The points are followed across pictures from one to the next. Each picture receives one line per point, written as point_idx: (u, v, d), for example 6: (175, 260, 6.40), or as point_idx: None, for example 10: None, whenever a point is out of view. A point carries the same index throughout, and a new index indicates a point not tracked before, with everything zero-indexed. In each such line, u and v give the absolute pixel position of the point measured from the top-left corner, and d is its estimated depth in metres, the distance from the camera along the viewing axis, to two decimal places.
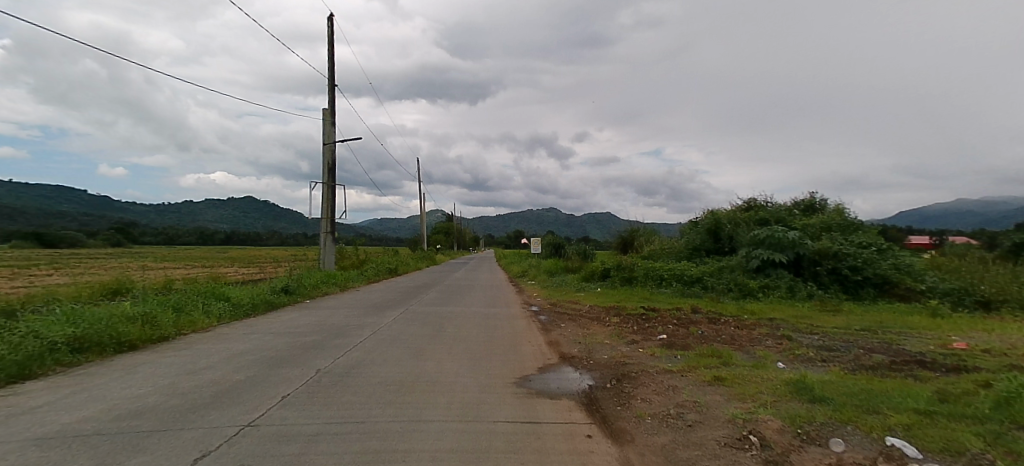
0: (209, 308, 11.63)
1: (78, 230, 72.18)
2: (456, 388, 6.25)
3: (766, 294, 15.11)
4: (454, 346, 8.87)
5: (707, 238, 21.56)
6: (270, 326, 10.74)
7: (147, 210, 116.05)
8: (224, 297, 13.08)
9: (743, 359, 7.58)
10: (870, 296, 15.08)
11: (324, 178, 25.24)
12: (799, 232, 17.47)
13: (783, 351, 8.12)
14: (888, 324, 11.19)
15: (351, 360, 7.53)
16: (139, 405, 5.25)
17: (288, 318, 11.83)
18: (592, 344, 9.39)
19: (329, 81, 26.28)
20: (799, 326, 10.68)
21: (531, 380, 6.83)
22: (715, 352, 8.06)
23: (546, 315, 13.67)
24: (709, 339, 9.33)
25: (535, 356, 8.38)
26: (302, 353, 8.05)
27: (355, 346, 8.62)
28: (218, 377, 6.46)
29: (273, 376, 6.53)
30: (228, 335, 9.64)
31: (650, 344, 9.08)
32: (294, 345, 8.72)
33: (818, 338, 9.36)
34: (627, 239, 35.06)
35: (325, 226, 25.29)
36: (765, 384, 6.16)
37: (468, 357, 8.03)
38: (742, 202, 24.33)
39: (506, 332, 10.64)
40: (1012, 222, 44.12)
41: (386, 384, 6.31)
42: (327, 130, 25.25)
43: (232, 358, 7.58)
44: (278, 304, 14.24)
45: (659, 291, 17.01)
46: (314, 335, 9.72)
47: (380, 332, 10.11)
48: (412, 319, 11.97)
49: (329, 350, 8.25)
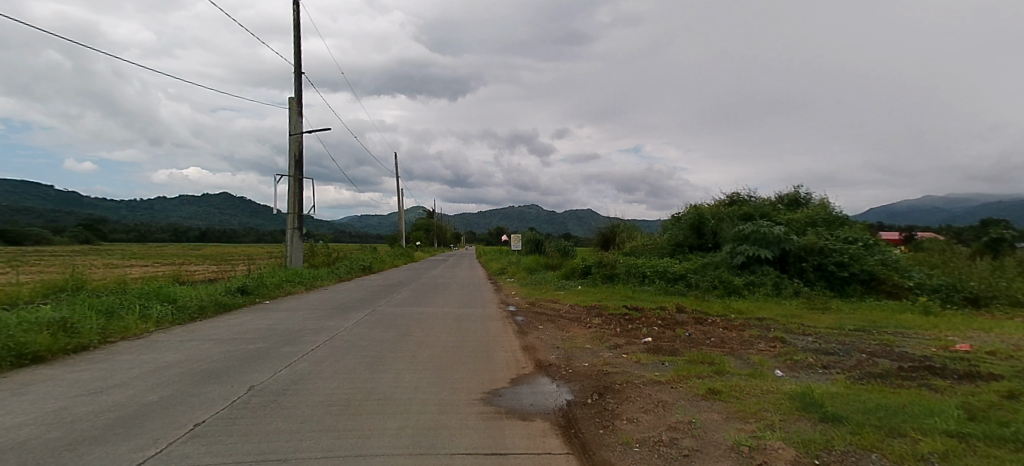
0: (147, 311, 10.39)
1: (39, 225, 68.52)
2: (412, 407, 5.34)
3: (751, 292, 14.57)
4: (417, 355, 7.92)
5: (690, 234, 20.99)
6: (212, 332, 9.56)
7: (114, 206, 111.40)
8: (168, 299, 11.76)
9: (737, 366, 6.82)
10: (857, 292, 14.66)
11: (290, 170, 23.88)
12: (784, 227, 17.03)
13: (778, 356, 7.42)
14: (882, 323, 10.66)
15: (295, 373, 6.53)
16: (4, 438, 4.15)
17: (237, 322, 10.69)
18: (571, 349, 8.56)
19: (295, 69, 24.95)
20: (792, 327, 10.03)
21: (500, 395, 5.93)
22: (707, 358, 7.30)
23: (523, 315, 12.84)
24: (697, 342, 8.62)
25: (507, 365, 7.48)
26: (241, 364, 7.02)
27: (304, 356, 7.58)
28: (125, 398, 5.36)
29: (193, 395, 5.49)
30: (161, 343, 8.48)
31: (635, 349, 8.30)
32: (234, 355, 7.62)
33: (813, 340, 8.70)
34: (607, 235, 34.53)
35: (292, 221, 23.93)
36: (766, 397, 5.37)
37: (432, 368, 7.11)
38: (725, 197, 23.91)
39: (477, 336, 9.71)
40: (977, 218, 45.34)
41: (330, 405, 5.34)
42: (293, 120, 23.87)
43: (153, 373, 6.45)
44: (232, 305, 13.02)
45: (642, 288, 16.35)
46: (260, 343, 8.61)
47: (337, 338, 9.09)
48: (376, 323, 10.96)
49: (272, 361, 7.21)
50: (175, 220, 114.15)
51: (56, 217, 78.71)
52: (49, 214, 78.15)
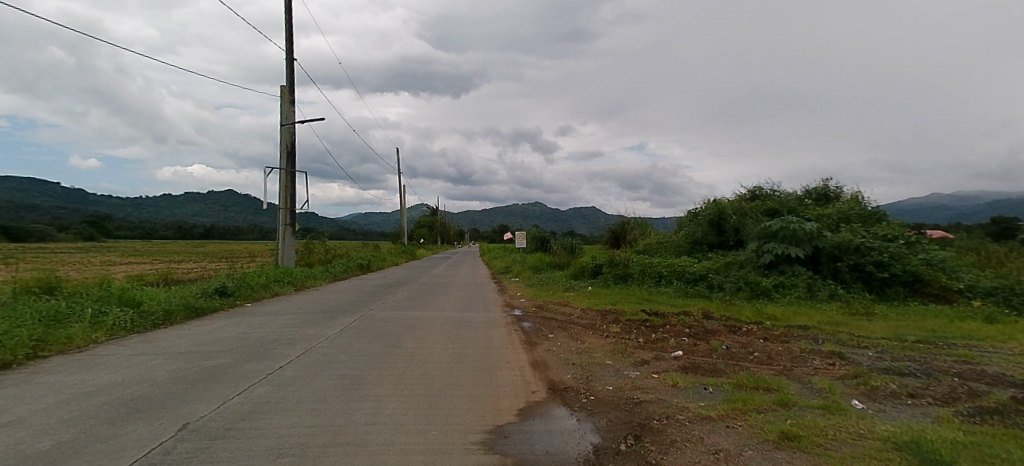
0: (102, 318, 9.07)
1: (42, 220, 68.06)
2: (388, 459, 3.96)
3: (781, 294, 13.20)
4: (406, 375, 6.56)
5: (709, 231, 19.59)
6: (171, 343, 8.25)
7: (118, 202, 110.69)
8: (131, 303, 10.45)
9: (803, 395, 5.42)
10: (900, 295, 13.21)
11: (282, 163, 22.61)
12: (815, 223, 15.64)
13: (847, 380, 6.07)
14: (944, 333, 9.24)
15: (248, 404, 5.16)
16: None
17: (205, 330, 9.36)
18: (589, 366, 7.21)
19: (289, 56, 23.74)
20: (844, 338, 8.62)
21: (506, 436, 4.57)
22: (762, 383, 5.90)
23: (530, 321, 11.47)
24: (739, 358, 7.28)
25: (514, 389, 6.10)
26: (187, 389, 5.68)
27: (267, 376, 6.25)
28: (9, 445, 4.00)
29: (100, 442, 4.11)
30: (105, 358, 7.13)
31: (667, 367, 6.95)
32: (184, 375, 6.27)
33: (877, 356, 7.34)
34: (617, 232, 33.12)
35: (285, 217, 22.56)
36: (865, 448, 3.97)
37: (420, 393, 5.75)
38: (746, 191, 22.44)
39: (477, 348, 8.37)
40: (993, 212, 44.02)
41: (278, 454, 3.99)
42: (286, 110, 22.58)
43: (70, 402, 5.11)
44: (206, 310, 11.70)
45: (659, 290, 14.99)
46: (222, 358, 7.28)
47: (314, 352, 7.77)
48: (363, 331, 9.63)
49: (227, 384, 5.87)
50: (178, 217, 113.52)
51: (62, 213, 78.09)
52: (56, 210, 77.49)
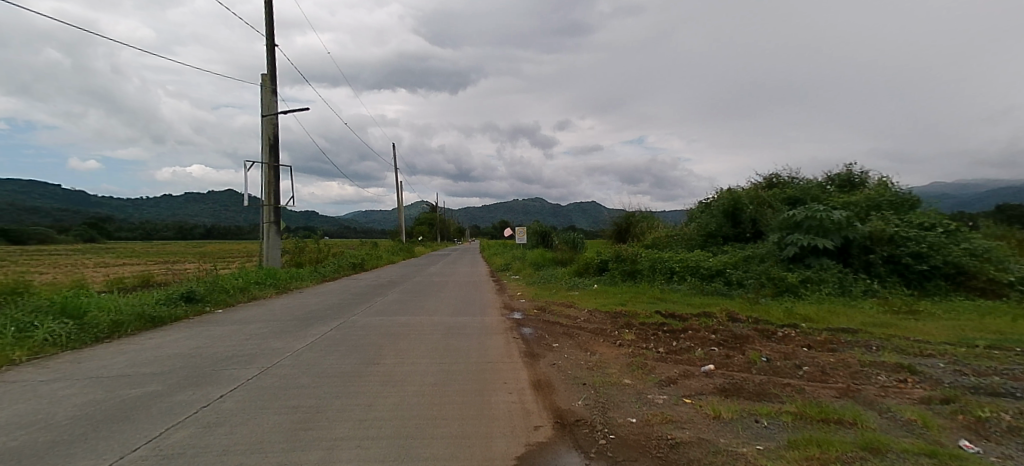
0: (29, 333, 7.76)
1: (36, 221, 66.71)
2: None
3: (809, 291, 11.88)
4: (376, 405, 5.24)
5: (724, 222, 18.25)
6: (103, 364, 6.89)
7: (114, 203, 109.12)
8: (74, 314, 9.13)
9: (892, 434, 4.08)
10: (941, 290, 11.91)
11: (265, 156, 21.28)
12: (842, 211, 14.32)
13: (937, 406, 4.73)
14: (1014, 335, 7.91)
15: (152, 461, 3.81)
16: None
17: (152, 346, 8.01)
18: (604, 387, 5.88)
19: (271, 44, 22.42)
20: (902, 345, 7.31)
21: None
22: (830, 413, 4.56)
23: (531, 326, 10.16)
24: (787, 374, 5.97)
25: (511, 423, 4.79)
26: (85, 435, 4.32)
27: (197, 413, 4.89)
28: None
29: None
30: (7, 387, 5.77)
31: (702, 388, 5.62)
32: (92, 413, 4.92)
33: (954, 369, 6.01)
34: (622, 226, 31.79)
35: (268, 214, 21.17)
36: None
37: (389, 434, 4.43)
38: (760, 180, 21.09)
39: (469, 364, 7.08)
40: (1004, 198, 42.99)
41: None
42: (267, 99, 21.19)
43: None
44: (166, 319, 10.38)
45: (672, 287, 13.65)
46: (155, 384, 5.94)
47: (271, 373, 6.42)
48: (338, 343, 8.32)
49: (141, 426, 4.54)
50: (174, 217, 112.05)
51: (57, 215, 76.56)
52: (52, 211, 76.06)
